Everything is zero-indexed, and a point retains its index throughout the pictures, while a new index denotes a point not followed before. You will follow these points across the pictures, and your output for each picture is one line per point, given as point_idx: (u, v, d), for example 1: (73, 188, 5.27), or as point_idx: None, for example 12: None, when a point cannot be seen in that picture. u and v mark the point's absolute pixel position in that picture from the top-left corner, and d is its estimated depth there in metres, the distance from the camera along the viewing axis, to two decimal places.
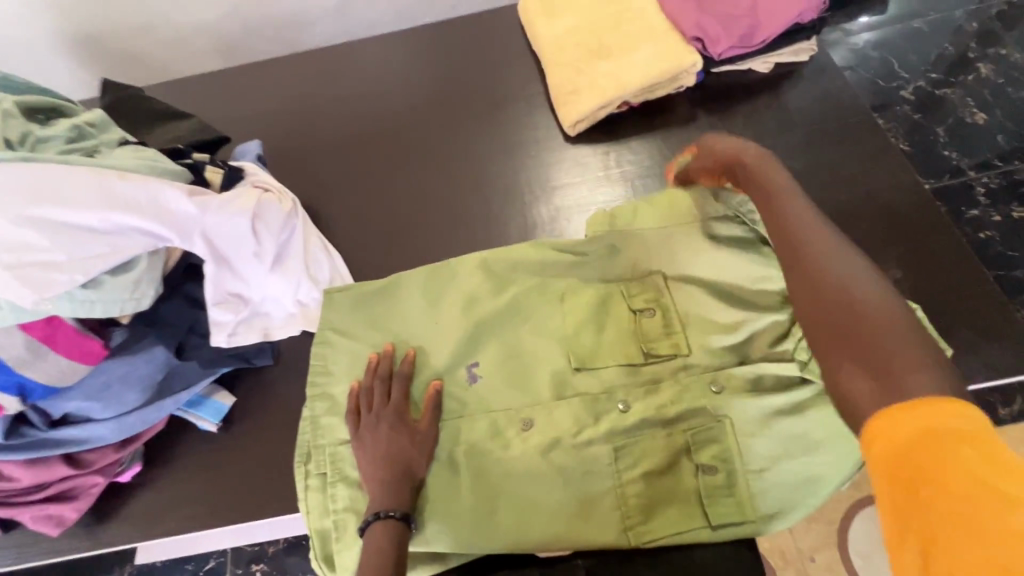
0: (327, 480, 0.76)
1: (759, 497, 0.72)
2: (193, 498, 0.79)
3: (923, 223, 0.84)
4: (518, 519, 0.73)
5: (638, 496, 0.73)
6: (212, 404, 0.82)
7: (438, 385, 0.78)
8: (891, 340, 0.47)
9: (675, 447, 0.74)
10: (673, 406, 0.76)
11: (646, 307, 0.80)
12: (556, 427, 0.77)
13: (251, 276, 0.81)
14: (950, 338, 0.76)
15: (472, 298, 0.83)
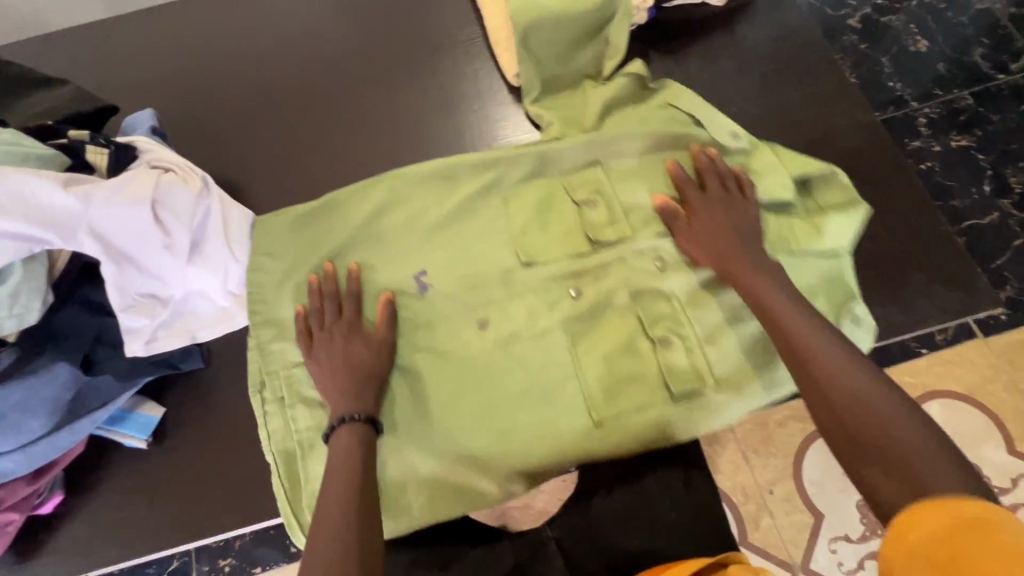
0: (286, 404, 0.71)
1: (712, 362, 0.72)
2: (132, 521, 0.72)
3: (874, 166, 0.82)
4: (479, 411, 0.71)
5: (600, 382, 0.71)
6: (138, 418, 0.74)
7: (390, 295, 0.71)
8: (912, 449, 0.50)
9: (628, 327, 0.73)
10: (623, 289, 0.74)
11: (589, 197, 0.76)
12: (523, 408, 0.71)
13: (164, 272, 0.70)
14: (902, 283, 0.75)
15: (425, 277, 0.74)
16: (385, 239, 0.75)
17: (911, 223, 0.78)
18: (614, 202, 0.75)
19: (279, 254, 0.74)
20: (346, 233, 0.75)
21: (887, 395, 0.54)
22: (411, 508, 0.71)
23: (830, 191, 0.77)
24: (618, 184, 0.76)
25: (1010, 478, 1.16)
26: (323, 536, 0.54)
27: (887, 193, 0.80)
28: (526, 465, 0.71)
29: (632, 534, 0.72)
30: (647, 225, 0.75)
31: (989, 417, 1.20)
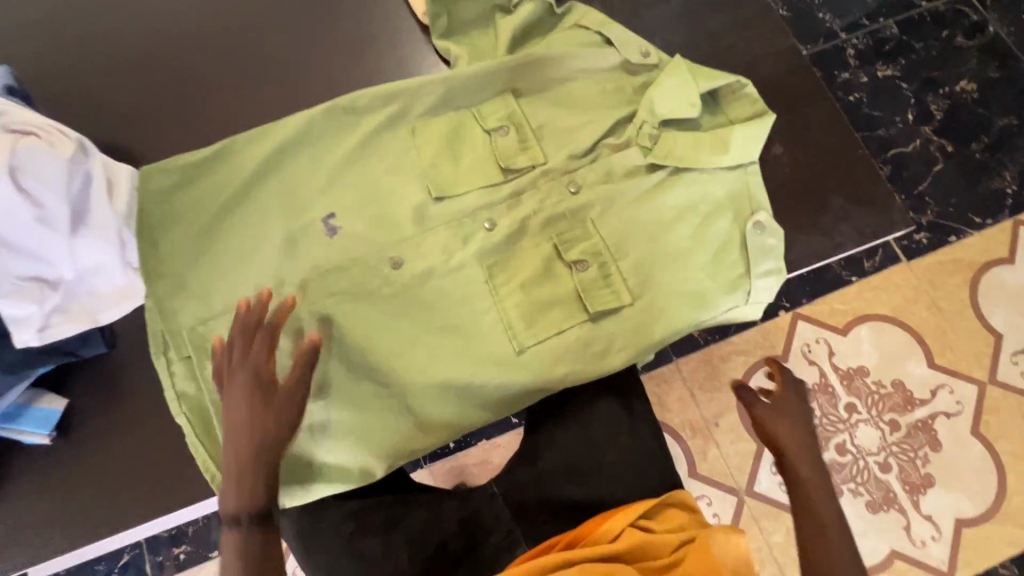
0: (197, 361, 0.69)
1: (630, 279, 0.72)
2: (46, 520, 0.68)
3: (798, 93, 0.81)
4: (397, 346, 0.70)
5: (518, 308, 0.71)
6: (36, 413, 0.67)
7: (287, 303, 0.62)
8: (828, 529, 0.66)
9: (545, 255, 0.73)
10: (537, 216, 0.74)
11: (498, 125, 0.76)
12: (454, 361, 0.70)
13: (45, 250, 0.64)
14: (824, 209, 0.76)
15: (344, 242, 0.73)
16: (300, 202, 0.73)
17: (834, 149, 0.78)
18: (531, 150, 0.75)
19: (186, 226, 0.71)
20: (258, 202, 0.73)
21: (828, 503, 0.68)
22: (316, 469, 0.69)
23: (741, 108, 0.76)
24: (536, 133, 0.76)
25: (930, 389, 1.25)
26: (240, 549, 0.57)
27: (810, 119, 0.80)
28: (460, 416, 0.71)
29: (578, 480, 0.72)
30: (565, 173, 0.75)
31: (911, 336, 1.27)
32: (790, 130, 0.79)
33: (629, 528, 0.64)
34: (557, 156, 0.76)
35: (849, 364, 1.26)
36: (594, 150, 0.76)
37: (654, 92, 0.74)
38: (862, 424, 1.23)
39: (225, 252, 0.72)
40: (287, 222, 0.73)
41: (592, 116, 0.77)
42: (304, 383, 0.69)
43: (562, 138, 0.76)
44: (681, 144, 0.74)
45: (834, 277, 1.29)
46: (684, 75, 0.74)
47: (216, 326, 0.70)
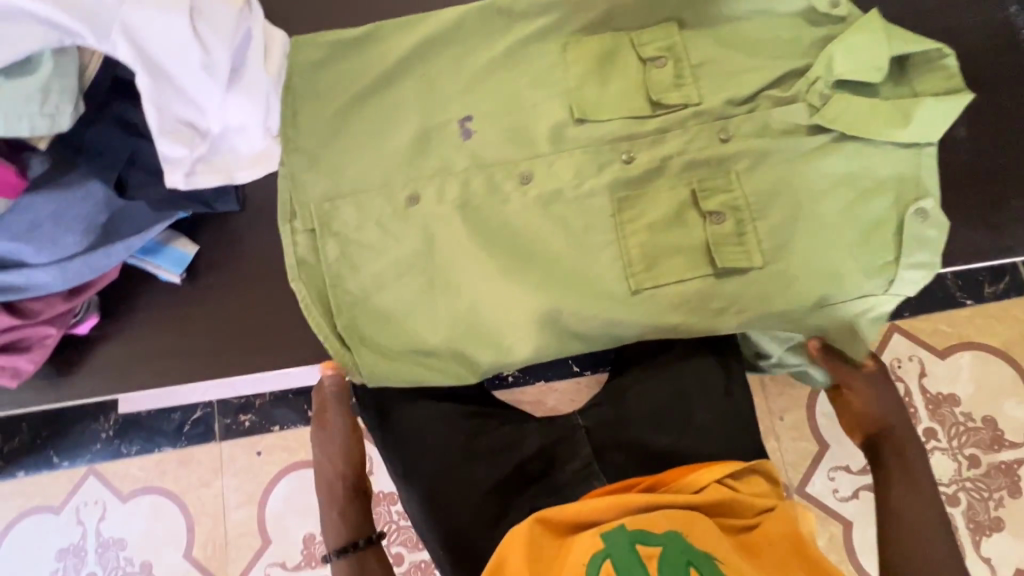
0: (320, 237, 0.70)
1: (764, 242, 0.68)
2: (166, 353, 0.73)
3: (994, 74, 0.72)
4: (511, 262, 0.69)
5: (640, 248, 0.68)
6: (172, 253, 0.72)
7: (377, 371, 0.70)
8: None
9: (679, 200, 0.69)
10: (678, 157, 0.69)
11: (657, 55, 0.70)
12: (564, 291, 0.68)
13: (205, 97, 0.65)
14: (994, 208, 0.69)
15: (475, 148, 0.70)
16: (438, 100, 0.71)
17: (1017, 148, 0.70)
18: (686, 88, 0.69)
19: (328, 105, 0.72)
20: (398, 93, 0.72)
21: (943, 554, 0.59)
22: (415, 360, 0.70)
23: (929, 81, 0.68)
24: (694, 70, 0.70)
25: (1022, 434, 1.16)
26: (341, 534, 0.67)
27: (1001, 106, 0.71)
28: (558, 347, 0.69)
29: (665, 431, 0.70)
30: (719, 118, 0.69)
31: (1016, 374, 1.17)
32: (977, 114, 0.71)
33: (715, 483, 0.63)
34: (715, 97, 0.69)
35: (939, 389, 1.18)
36: (753, 99, 0.69)
37: (841, 44, 0.66)
38: (937, 453, 1.16)
39: (362, 136, 0.72)
40: (422, 114, 0.71)
41: (758, 62, 0.70)
42: (419, 279, 0.69)
43: (722, 78, 0.70)
44: (857, 112, 0.67)
45: (947, 296, 1.19)
46: (879, 35, 0.65)
47: (341, 208, 0.70)
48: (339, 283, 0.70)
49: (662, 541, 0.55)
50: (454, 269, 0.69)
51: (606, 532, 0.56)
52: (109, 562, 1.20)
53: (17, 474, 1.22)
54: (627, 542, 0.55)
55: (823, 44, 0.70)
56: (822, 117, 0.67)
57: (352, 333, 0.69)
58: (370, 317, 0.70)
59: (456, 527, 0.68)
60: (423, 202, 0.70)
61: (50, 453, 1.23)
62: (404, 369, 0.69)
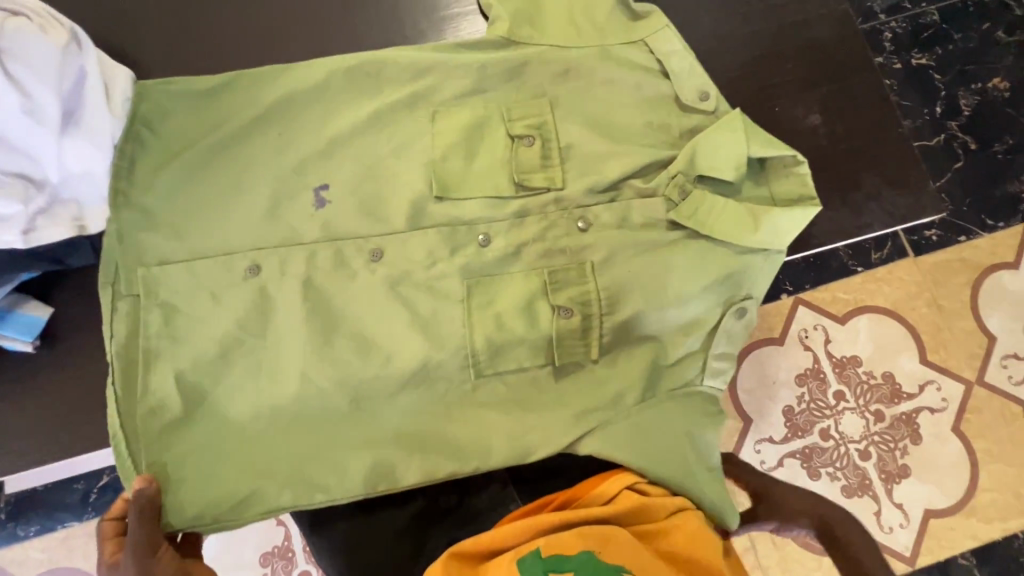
0: (144, 304, 0.63)
1: (654, 242, 0.68)
2: (25, 431, 0.65)
3: (841, 62, 0.77)
4: (402, 290, 0.66)
5: (532, 262, 0.67)
6: (19, 318, 0.64)
7: (147, 484, 0.59)
8: None
9: (564, 208, 0.68)
10: (560, 166, 0.68)
11: (524, 133, 0.68)
12: (419, 389, 0.65)
13: (33, 145, 0.60)
14: (853, 188, 0.74)
15: (328, 218, 0.66)
16: (307, 132, 0.67)
17: (867, 132, 0.76)
18: (552, 169, 0.68)
19: (184, 143, 0.65)
20: (263, 124, 0.67)
21: None
22: (218, 475, 0.62)
23: (786, 187, 0.69)
24: (563, 152, 0.69)
25: (918, 385, 1.26)
26: None
27: (850, 91, 0.76)
28: (455, 381, 0.65)
29: None
30: (579, 206, 0.68)
31: (907, 332, 1.27)
32: (830, 100, 0.76)
33: (627, 490, 0.62)
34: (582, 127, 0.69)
35: (843, 353, 1.27)
36: (616, 187, 0.69)
37: (707, 138, 0.67)
38: (848, 413, 1.25)
39: (226, 174, 0.66)
40: (291, 142, 0.67)
41: (629, 67, 0.71)
42: (258, 361, 0.64)
43: (589, 152, 0.69)
44: (713, 171, 0.67)
45: (839, 265, 1.28)
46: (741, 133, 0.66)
47: (173, 272, 0.63)
48: (215, 331, 0.63)
49: (573, 565, 0.55)
50: (343, 303, 0.65)
51: (520, 560, 0.55)
52: None
53: None
54: (540, 568, 0.54)
55: (688, 100, 0.70)
56: (677, 213, 0.67)
57: (167, 420, 0.62)
58: (195, 405, 0.63)
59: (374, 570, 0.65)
60: (264, 274, 0.64)
61: None
62: (222, 491, 0.62)
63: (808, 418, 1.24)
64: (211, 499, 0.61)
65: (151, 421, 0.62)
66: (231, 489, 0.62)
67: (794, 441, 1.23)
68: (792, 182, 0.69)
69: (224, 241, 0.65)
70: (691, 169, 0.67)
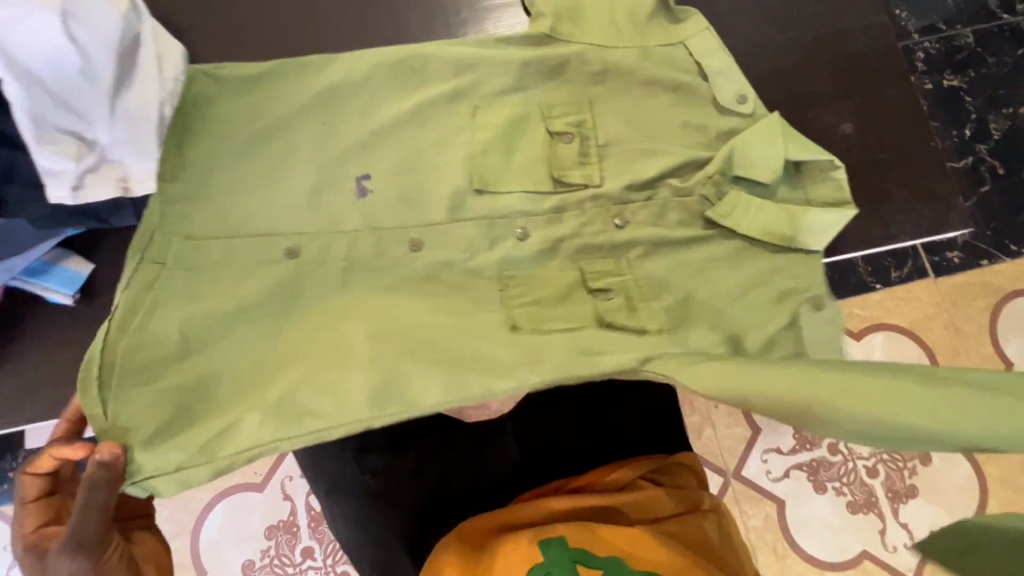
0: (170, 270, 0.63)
1: (682, 238, 0.69)
2: (59, 381, 0.67)
3: (876, 74, 0.77)
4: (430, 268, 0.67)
5: (560, 249, 0.68)
6: (61, 272, 0.66)
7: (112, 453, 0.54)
8: None
9: (594, 199, 0.69)
10: (592, 159, 0.70)
11: (564, 129, 0.70)
12: (424, 332, 0.63)
13: (85, 107, 0.61)
14: (881, 198, 0.75)
15: (369, 208, 0.67)
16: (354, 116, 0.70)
17: (899, 145, 0.76)
18: (589, 167, 0.69)
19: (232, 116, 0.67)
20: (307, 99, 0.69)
21: None
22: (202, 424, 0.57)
23: (821, 190, 0.70)
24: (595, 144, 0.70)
25: None
26: None
27: (883, 103, 0.77)
28: None
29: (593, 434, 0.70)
30: (617, 202, 0.69)
31: (923, 352, 1.26)
32: (863, 110, 0.77)
33: (642, 482, 0.64)
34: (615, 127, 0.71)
35: None
36: (654, 186, 0.70)
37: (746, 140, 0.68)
38: None
39: (271, 152, 0.67)
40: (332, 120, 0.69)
41: (668, 65, 0.71)
42: (278, 320, 0.65)
43: (625, 151, 0.70)
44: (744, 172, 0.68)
45: (857, 281, 1.28)
46: (778, 133, 0.68)
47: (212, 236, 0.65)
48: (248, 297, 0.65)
49: (601, 564, 0.57)
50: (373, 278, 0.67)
51: (544, 544, 0.57)
52: None
53: None
54: (568, 558, 0.56)
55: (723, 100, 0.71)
56: (714, 212, 0.68)
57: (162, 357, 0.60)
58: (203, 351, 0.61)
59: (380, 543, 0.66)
60: (303, 257, 0.66)
61: None
62: (207, 426, 0.57)
63: None
64: (199, 444, 0.56)
65: (138, 356, 0.59)
66: (213, 428, 0.56)
67: (800, 453, 1.23)
68: (827, 186, 0.70)
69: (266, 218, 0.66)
70: (727, 169, 0.69)
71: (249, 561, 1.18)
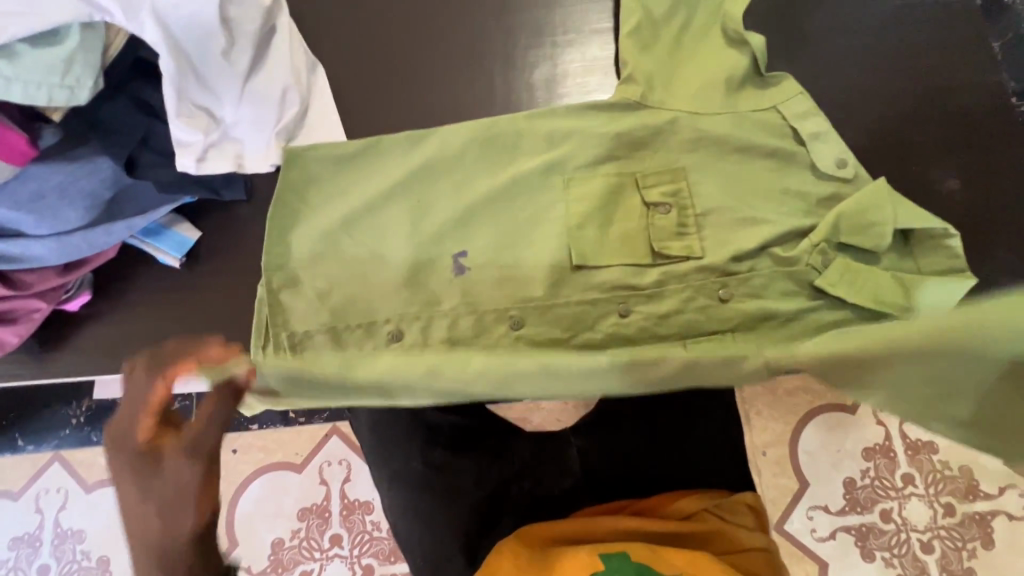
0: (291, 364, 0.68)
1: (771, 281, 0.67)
2: (156, 337, 0.71)
3: (987, 133, 0.75)
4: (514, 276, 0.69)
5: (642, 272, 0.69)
6: (173, 236, 0.71)
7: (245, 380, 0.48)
8: None
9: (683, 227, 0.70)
10: (685, 187, 0.70)
11: (661, 201, 0.70)
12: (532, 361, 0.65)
13: (222, 84, 0.66)
14: (982, 260, 0.72)
15: (468, 285, 0.69)
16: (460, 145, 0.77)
17: (1007, 207, 0.73)
18: (688, 238, 0.69)
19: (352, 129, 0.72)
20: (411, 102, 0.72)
21: None
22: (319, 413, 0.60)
23: (936, 261, 0.67)
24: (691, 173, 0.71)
25: (999, 486, 1.17)
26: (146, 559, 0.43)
27: (993, 163, 0.74)
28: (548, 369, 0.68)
29: (653, 460, 0.71)
30: (721, 274, 0.68)
31: None
32: (971, 167, 0.74)
33: (703, 511, 0.64)
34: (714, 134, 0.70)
35: (919, 435, 1.20)
36: (757, 256, 0.68)
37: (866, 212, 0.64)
38: (914, 499, 1.17)
39: (373, 155, 0.72)
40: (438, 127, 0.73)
41: (775, 99, 0.71)
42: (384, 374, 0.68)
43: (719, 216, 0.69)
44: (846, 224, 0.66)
45: None
46: (887, 200, 0.66)
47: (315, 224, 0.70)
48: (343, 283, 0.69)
49: None
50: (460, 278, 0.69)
51: (606, 556, 0.56)
52: (64, 555, 1.21)
53: (14, 443, 1.25)
54: (631, 568, 0.55)
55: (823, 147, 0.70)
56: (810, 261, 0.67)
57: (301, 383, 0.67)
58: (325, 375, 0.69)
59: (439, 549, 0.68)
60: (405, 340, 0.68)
61: (16, 436, 1.25)
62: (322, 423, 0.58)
63: (870, 495, 1.18)
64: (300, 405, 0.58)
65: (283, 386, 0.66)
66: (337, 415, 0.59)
67: (849, 516, 1.17)
68: (939, 254, 0.67)
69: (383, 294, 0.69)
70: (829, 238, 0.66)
71: (279, 539, 1.20)
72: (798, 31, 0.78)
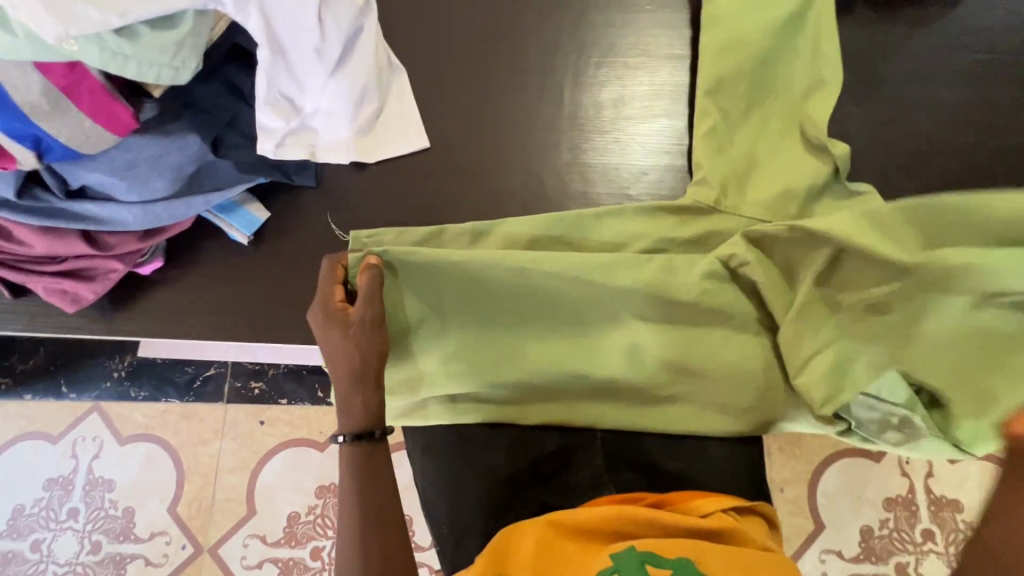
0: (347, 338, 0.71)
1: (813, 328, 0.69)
2: (218, 307, 0.75)
3: None
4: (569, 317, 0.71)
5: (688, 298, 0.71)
6: (244, 214, 0.74)
7: (372, 261, 0.64)
8: None
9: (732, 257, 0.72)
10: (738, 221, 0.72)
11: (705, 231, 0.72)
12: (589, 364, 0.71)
13: (309, 79, 0.69)
14: None
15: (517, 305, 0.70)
16: (533, 149, 0.79)
17: None
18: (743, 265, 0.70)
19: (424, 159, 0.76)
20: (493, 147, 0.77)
21: None
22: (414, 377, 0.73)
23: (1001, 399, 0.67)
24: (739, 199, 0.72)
25: None
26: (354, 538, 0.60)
27: None
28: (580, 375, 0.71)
29: (677, 458, 0.73)
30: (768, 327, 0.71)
31: None
32: None
33: (721, 512, 0.62)
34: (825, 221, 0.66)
35: (944, 492, 1.18)
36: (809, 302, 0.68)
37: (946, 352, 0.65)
38: (932, 555, 1.15)
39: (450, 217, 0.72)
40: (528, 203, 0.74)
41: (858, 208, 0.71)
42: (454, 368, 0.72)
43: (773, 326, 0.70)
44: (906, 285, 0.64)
45: None
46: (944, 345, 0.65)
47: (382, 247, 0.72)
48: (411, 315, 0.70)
49: (672, 564, 0.53)
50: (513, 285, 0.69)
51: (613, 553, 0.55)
52: (92, 501, 1.27)
53: (56, 390, 1.31)
54: (637, 560, 0.54)
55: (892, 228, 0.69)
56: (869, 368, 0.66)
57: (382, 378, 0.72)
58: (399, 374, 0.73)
59: (462, 524, 0.73)
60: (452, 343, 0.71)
61: (60, 382, 1.31)
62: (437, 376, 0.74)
63: (886, 546, 1.16)
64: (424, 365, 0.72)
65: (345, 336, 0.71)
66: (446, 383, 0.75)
67: (862, 564, 1.16)
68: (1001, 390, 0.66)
69: (507, 359, 0.71)
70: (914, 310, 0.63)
71: (295, 513, 1.25)
72: (871, 76, 0.78)
